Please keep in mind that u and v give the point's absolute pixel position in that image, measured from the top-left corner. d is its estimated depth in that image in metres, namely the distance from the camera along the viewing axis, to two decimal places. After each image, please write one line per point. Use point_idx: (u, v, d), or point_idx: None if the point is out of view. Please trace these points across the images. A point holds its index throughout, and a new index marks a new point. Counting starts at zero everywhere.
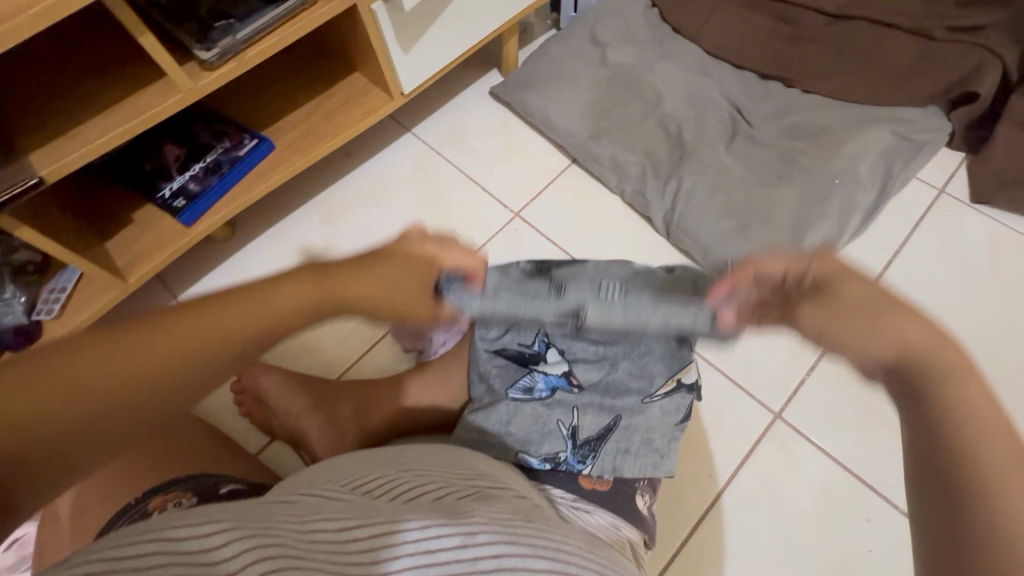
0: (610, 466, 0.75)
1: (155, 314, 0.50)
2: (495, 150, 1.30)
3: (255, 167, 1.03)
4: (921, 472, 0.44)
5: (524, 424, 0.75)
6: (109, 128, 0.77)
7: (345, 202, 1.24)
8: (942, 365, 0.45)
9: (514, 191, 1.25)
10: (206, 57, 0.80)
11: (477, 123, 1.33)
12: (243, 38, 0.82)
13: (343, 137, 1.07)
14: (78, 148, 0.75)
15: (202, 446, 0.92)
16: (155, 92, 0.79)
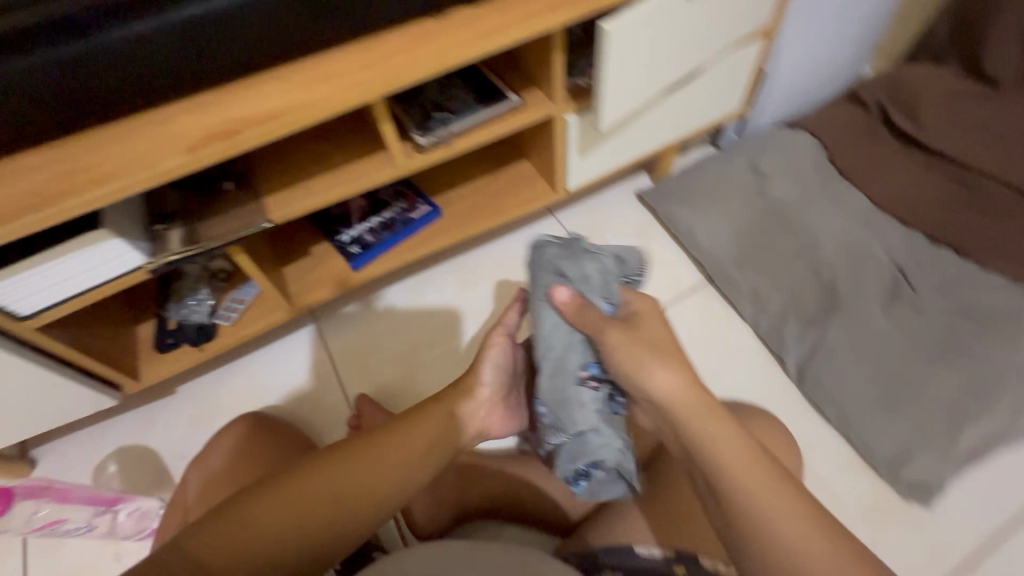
0: (590, 458, 0.70)
1: (310, 462, 0.63)
2: (629, 251, 1.33)
3: (420, 229, 1.13)
4: None
5: (604, 479, 0.75)
6: (330, 188, 0.88)
7: (480, 269, 1.32)
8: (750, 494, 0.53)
9: (641, 295, 1.27)
10: (422, 141, 0.89)
11: (617, 221, 1.37)
12: (456, 131, 0.92)
13: (502, 218, 1.15)
14: (303, 201, 0.86)
15: None
16: (375, 170, 0.90)
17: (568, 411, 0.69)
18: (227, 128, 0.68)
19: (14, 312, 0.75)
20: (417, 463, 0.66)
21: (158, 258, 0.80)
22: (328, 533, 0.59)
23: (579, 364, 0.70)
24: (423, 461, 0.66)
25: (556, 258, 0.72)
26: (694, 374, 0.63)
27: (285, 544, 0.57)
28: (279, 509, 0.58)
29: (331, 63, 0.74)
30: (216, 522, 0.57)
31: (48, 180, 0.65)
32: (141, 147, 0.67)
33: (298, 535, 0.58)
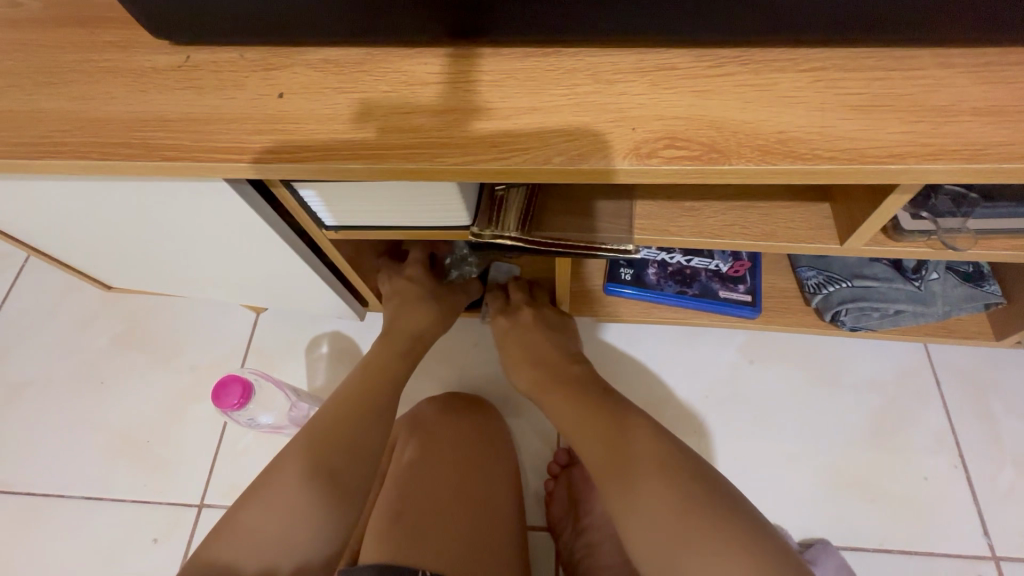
0: (871, 308, 0.72)
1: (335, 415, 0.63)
2: (1017, 447, 0.88)
3: (766, 294, 0.79)
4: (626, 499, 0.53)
5: (880, 298, 0.71)
6: (730, 231, 0.58)
7: (781, 353, 0.97)
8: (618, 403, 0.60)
9: (1006, 522, 0.84)
10: (907, 220, 0.54)
11: (1019, 394, 0.90)
12: (976, 233, 0.54)
13: (888, 336, 0.76)
14: (685, 234, 0.58)
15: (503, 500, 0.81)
16: (806, 232, 0.57)
17: (880, 286, 0.71)
18: (707, 134, 0.40)
19: (327, 219, 0.64)
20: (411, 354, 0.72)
21: (485, 231, 0.59)
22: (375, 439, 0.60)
23: (932, 269, 0.71)
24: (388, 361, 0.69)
25: (938, 268, 0.71)
26: None
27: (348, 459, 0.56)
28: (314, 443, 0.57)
29: (914, 73, 0.40)
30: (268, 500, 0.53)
31: (434, 114, 0.45)
32: (567, 111, 0.43)
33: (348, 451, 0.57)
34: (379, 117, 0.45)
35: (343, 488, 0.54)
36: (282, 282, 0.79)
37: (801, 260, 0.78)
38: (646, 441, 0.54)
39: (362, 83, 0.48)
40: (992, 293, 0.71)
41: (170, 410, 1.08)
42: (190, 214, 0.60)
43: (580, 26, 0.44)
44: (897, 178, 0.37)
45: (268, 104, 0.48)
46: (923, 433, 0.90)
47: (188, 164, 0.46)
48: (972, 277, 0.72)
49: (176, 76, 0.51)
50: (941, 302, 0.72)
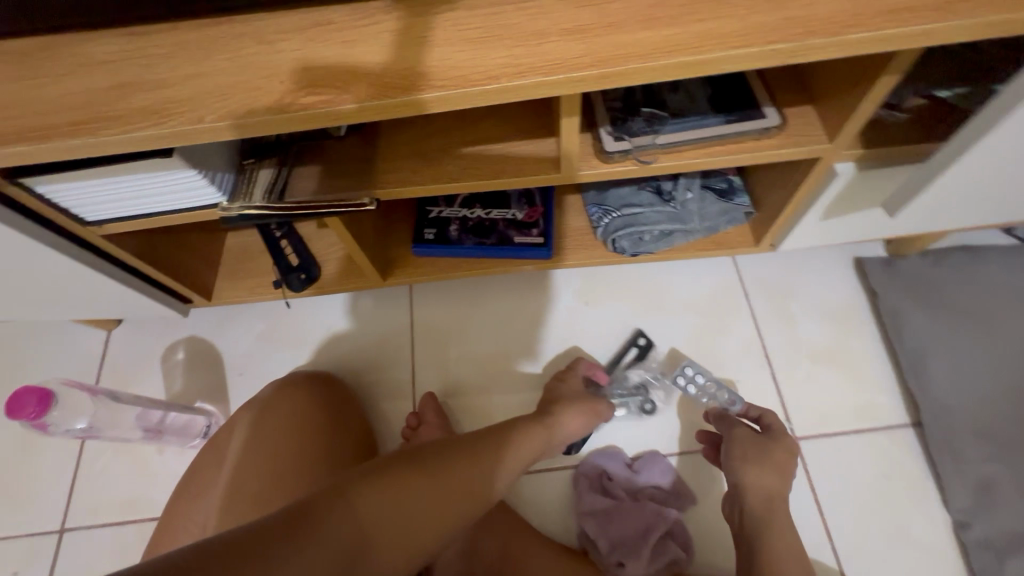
0: (641, 231, 0.79)
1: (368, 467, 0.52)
2: (815, 341, 0.99)
3: (562, 235, 0.85)
4: (771, 505, 0.71)
5: (647, 221, 0.79)
6: (465, 175, 0.62)
7: (613, 290, 1.05)
8: (769, 527, 0.69)
9: (807, 407, 0.95)
10: (608, 142, 0.60)
11: (814, 294, 1.01)
12: (665, 146, 0.60)
13: (671, 256, 0.84)
14: (425, 182, 0.62)
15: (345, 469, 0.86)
16: (532, 166, 0.62)
17: (646, 211, 0.79)
18: (342, 80, 0.44)
19: (84, 215, 0.64)
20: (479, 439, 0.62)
21: (235, 204, 0.62)
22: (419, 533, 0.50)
23: (689, 188, 0.79)
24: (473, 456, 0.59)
25: (693, 186, 0.78)
26: (785, 207, 0.74)
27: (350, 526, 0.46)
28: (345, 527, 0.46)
29: (524, 4, 0.45)
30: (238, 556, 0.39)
31: (104, 91, 0.46)
32: (226, 74, 0.46)
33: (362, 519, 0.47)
34: (52, 100, 0.47)
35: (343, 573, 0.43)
36: (84, 295, 0.77)
37: (587, 198, 0.84)
38: (767, 474, 0.73)
39: (40, 69, 0.49)
40: (745, 203, 0.80)
41: (26, 441, 1.05)
42: None
43: None
44: (498, 97, 0.42)
45: None
46: (737, 342, 1.00)
47: None
48: (728, 192, 0.80)
49: None
50: (701, 217, 0.80)
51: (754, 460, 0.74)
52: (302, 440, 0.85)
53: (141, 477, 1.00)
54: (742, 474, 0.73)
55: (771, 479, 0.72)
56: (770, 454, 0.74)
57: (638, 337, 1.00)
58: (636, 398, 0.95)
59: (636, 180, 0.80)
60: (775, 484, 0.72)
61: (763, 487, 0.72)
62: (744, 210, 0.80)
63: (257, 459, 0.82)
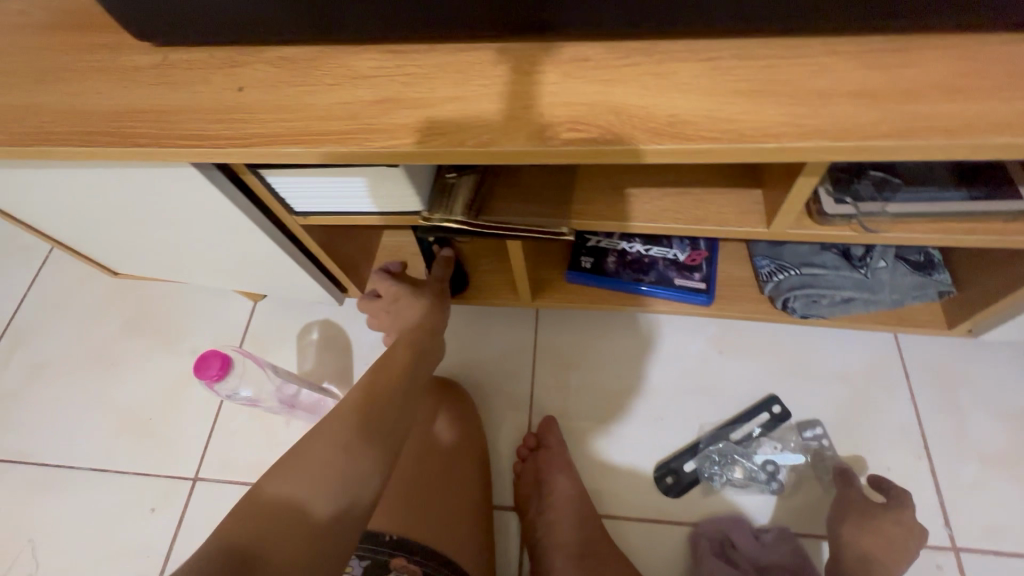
0: (819, 294, 0.74)
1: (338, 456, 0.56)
2: (985, 440, 0.87)
3: (723, 283, 0.82)
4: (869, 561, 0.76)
5: (829, 285, 0.73)
6: (664, 217, 0.61)
7: (752, 344, 0.99)
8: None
9: (968, 514, 0.84)
10: (829, 203, 0.56)
11: (989, 387, 0.90)
12: (894, 216, 0.56)
13: (842, 324, 0.78)
14: (621, 219, 0.62)
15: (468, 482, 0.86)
16: (735, 216, 0.60)
17: (830, 274, 0.73)
18: (606, 119, 0.44)
19: (295, 206, 0.69)
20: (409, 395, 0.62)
21: (435, 215, 0.64)
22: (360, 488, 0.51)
23: (883, 257, 0.72)
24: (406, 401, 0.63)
25: (888, 256, 0.72)
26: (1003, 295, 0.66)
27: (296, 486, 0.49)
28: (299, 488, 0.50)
29: (800, 62, 0.43)
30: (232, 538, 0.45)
31: (370, 104, 0.50)
32: (486, 100, 0.47)
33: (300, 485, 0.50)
34: (323, 108, 0.51)
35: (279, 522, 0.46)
36: (268, 269, 0.85)
37: (757, 249, 0.80)
38: (877, 536, 0.77)
39: (312, 77, 0.53)
40: (945, 281, 0.72)
41: (175, 390, 1.16)
42: (174, 202, 0.66)
43: (502, 23, 0.49)
44: (772, 156, 0.40)
45: (229, 96, 0.54)
46: (891, 425, 0.90)
47: (157, 149, 0.52)
48: (925, 266, 0.73)
49: (154, 73, 0.58)
50: (891, 289, 0.73)
51: (861, 522, 0.79)
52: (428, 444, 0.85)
53: (268, 444, 1.07)
54: (845, 533, 0.79)
55: (878, 543, 0.76)
56: (888, 528, 0.77)
57: (772, 402, 0.94)
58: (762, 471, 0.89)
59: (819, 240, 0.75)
60: (884, 545, 0.76)
61: (867, 547, 0.77)
62: (942, 288, 0.73)
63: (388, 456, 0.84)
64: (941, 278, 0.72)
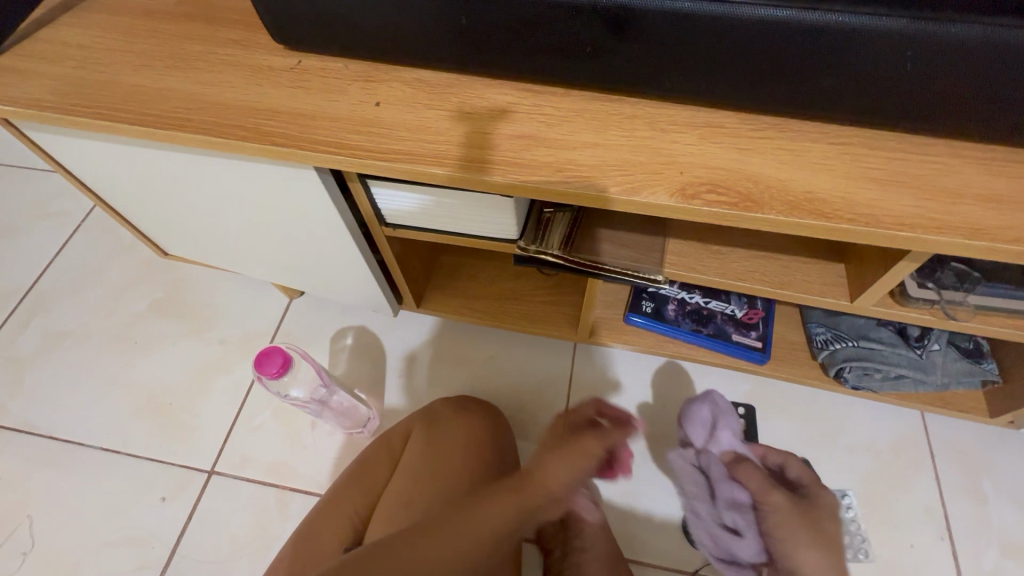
0: (873, 368, 0.77)
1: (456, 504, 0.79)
2: (1004, 530, 0.90)
3: (776, 344, 0.84)
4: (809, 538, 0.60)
5: (884, 360, 0.76)
6: (751, 277, 0.64)
7: (786, 405, 1.01)
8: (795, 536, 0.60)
9: None
10: (914, 287, 0.59)
11: (1010, 477, 0.93)
12: (976, 307, 0.59)
13: (888, 399, 0.81)
14: (709, 273, 0.64)
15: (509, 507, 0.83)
16: (820, 286, 0.63)
17: (885, 349, 0.76)
18: (744, 185, 0.47)
19: (388, 216, 0.71)
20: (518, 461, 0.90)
21: (531, 246, 0.66)
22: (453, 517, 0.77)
23: (937, 340, 0.75)
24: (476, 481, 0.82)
25: (941, 339, 0.75)
26: None
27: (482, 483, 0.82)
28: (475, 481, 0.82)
29: (928, 159, 0.47)
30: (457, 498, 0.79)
31: (510, 138, 0.52)
32: (625, 151, 0.50)
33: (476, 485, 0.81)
34: (462, 135, 0.53)
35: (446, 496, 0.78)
36: (333, 272, 0.85)
37: (812, 317, 0.83)
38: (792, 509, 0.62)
39: (449, 104, 0.55)
40: (992, 370, 0.75)
41: (199, 377, 1.14)
42: (274, 197, 0.68)
43: (645, 81, 0.51)
44: (903, 244, 0.43)
45: (367, 110, 0.56)
46: (914, 501, 0.93)
47: (293, 151, 0.53)
48: (974, 353, 0.76)
49: (290, 76, 0.59)
50: (942, 371, 0.76)
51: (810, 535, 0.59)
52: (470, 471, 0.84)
53: (291, 444, 1.06)
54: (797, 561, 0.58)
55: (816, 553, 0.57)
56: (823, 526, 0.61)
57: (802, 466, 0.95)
58: None
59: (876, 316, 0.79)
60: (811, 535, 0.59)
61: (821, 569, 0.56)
62: (988, 377, 0.76)
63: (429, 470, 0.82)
64: (988, 367, 0.76)
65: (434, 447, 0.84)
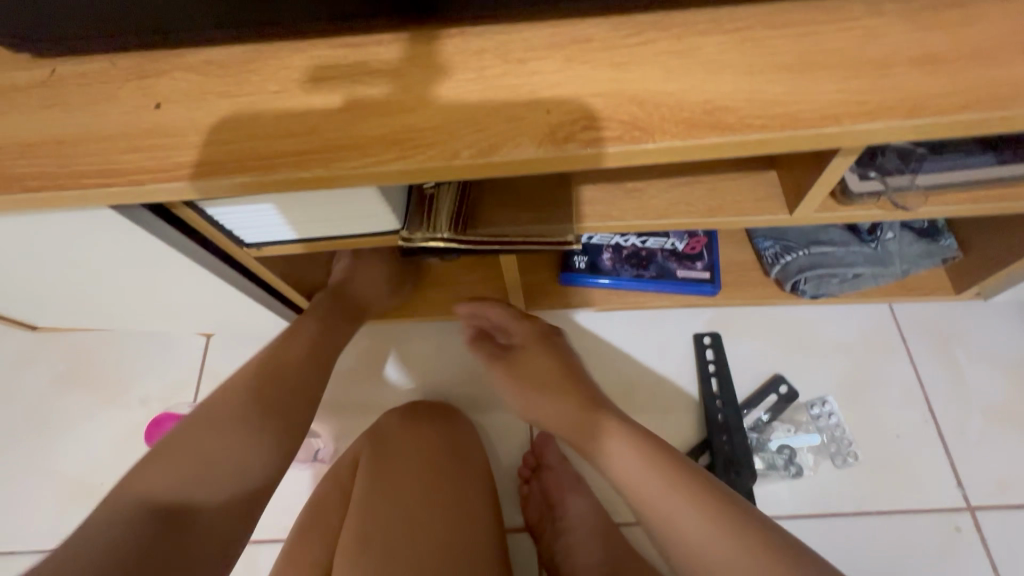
0: (829, 271, 0.70)
1: (424, 498, 0.73)
2: (984, 393, 0.88)
3: (726, 270, 0.77)
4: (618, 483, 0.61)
5: (838, 261, 0.69)
6: (675, 210, 0.55)
7: (750, 324, 0.95)
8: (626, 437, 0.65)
9: (979, 469, 0.84)
10: (853, 180, 0.51)
11: (982, 342, 0.91)
12: (923, 190, 0.51)
13: (851, 299, 0.75)
14: (628, 217, 0.55)
15: (481, 483, 0.80)
16: (754, 202, 0.54)
17: (837, 249, 0.69)
18: (628, 111, 0.36)
19: (247, 238, 0.59)
20: (476, 443, 0.86)
21: (416, 234, 0.55)
22: (426, 514, 0.72)
23: (889, 228, 0.69)
24: (441, 469, 0.78)
25: (892, 225, 0.68)
26: (1010, 249, 0.64)
27: (448, 472, 0.78)
28: (441, 471, 0.78)
29: (846, 27, 0.37)
30: (426, 493, 0.74)
31: (330, 113, 0.40)
32: (474, 99, 0.39)
33: (441, 476, 0.77)
34: (268, 121, 0.40)
35: (410, 497, 0.73)
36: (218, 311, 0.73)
37: (757, 232, 0.75)
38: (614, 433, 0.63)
39: (250, 85, 0.43)
40: (951, 246, 0.69)
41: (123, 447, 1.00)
42: (94, 248, 0.55)
43: (485, 1, 0.40)
44: (831, 142, 0.34)
45: (143, 117, 0.42)
46: (895, 391, 0.89)
47: (57, 193, 0.40)
48: (929, 232, 0.70)
49: (38, 94, 0.45)
50: (899, 260, 0.70)
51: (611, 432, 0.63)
52: (424, 479, 0.76)
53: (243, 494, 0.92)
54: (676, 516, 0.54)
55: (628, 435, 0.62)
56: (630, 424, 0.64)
57: (778, 382, 0.91)
58: (781, 457, 0.86)
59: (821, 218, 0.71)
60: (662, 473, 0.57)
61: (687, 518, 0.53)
62: (948, 253, 0.70)
63: (387, 478, 0.75)
64: (944, 242, 0.70)
65: (388, 452, 0.79)
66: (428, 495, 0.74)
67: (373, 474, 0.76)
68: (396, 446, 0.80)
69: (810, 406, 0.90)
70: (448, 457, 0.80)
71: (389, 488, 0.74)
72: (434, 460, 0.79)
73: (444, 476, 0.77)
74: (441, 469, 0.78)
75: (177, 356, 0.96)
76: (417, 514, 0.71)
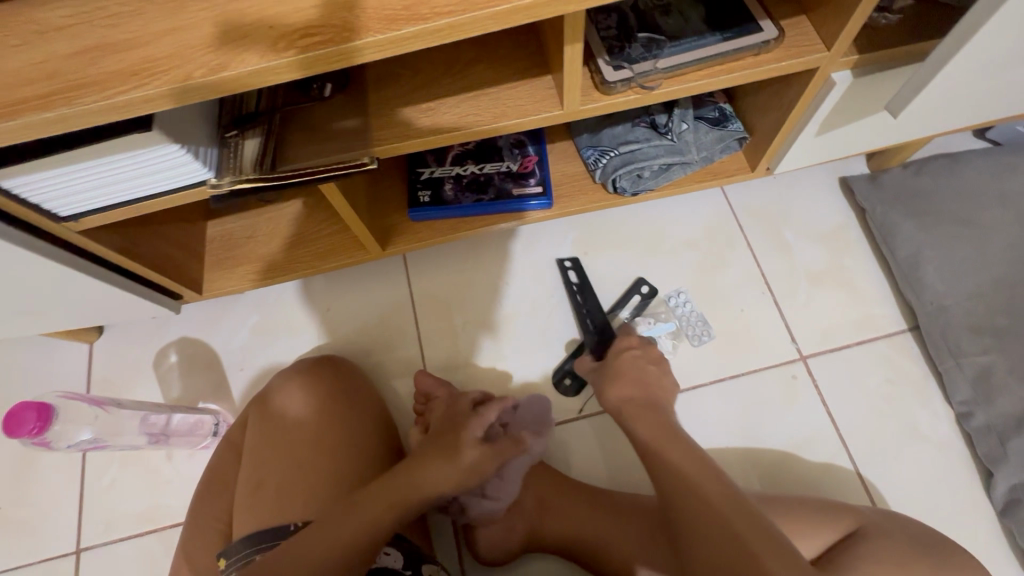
0: (638, 166, 0.78)
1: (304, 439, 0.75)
2: (809, 261, 1.01)
3: (559, 182, 0.84)
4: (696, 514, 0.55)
5: (644, 157, 0.78)
6: (464, 121, 0.60)
7: (609, 235, 1.04)
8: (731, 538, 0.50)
9: (807, 324, 0.97)
10: (606, 71, 0.59)
11: (804, 217, 1.03)
12: (664, 71, 0.59)
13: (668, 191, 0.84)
14: (421, 132, 0.60)
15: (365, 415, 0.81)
16: (530, 104, 0.60)
17: (641, 147, 0.78)
18: (339, 17, 0.41)
19: (61, 211, 0.59)
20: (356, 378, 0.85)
21: (225, 179, 0.58)
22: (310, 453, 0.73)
23: (682, 120, 0.78)
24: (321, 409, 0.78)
25: (684, 117, 0.77)
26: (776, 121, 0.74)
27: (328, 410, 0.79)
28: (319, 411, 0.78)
29: None
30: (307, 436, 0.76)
31: (71, 57, 0.42)
32: (205, 25, 0.42)
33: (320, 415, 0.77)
34: (11, 72, 0.42)
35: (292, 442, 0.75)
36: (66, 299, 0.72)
37: (579, 143, 0.82)
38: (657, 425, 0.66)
39: None
40: (738, 128, 0.79)
41: None
42: None
43: None
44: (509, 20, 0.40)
45: None
46: (737, 271, 1.01)
47: None
48: (718, 120, 0.79)
49: None
50: (696, 149, 0.79)
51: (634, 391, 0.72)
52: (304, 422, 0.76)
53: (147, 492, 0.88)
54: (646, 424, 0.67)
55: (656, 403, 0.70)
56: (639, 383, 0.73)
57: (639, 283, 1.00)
58: None
59: (628, 121, 0.79)
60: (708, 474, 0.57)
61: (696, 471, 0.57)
62: (737, 135, 0.80)
63: (266, 431, 0.76)
64: (732, 127, 0.79)
65: (267, 407, 0.80)
66: (309, 436, 0.75)
67: (258, 431, 0.78)
68: (274, 401, 0.80)
69: (668, 299, 1.00)
70: (329, 396, 0.80)
71: (272, 440, 0.75)
72: (310, 404, 0.79)
73: (325, 415, 0.78)
74: (318, 410, 0.78)
75: (57, 361, 0.95)
76: (299, 456, 0.73)
